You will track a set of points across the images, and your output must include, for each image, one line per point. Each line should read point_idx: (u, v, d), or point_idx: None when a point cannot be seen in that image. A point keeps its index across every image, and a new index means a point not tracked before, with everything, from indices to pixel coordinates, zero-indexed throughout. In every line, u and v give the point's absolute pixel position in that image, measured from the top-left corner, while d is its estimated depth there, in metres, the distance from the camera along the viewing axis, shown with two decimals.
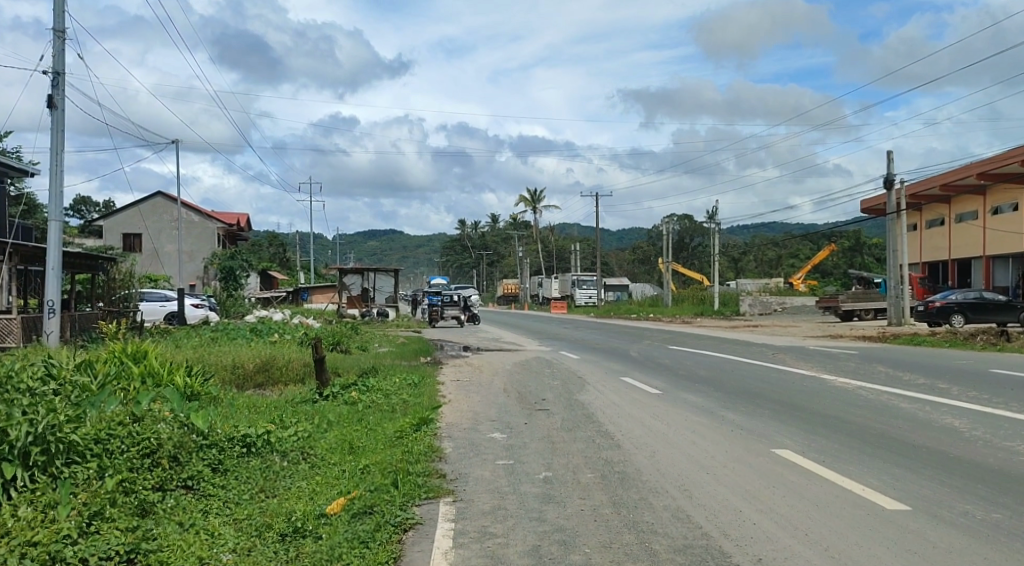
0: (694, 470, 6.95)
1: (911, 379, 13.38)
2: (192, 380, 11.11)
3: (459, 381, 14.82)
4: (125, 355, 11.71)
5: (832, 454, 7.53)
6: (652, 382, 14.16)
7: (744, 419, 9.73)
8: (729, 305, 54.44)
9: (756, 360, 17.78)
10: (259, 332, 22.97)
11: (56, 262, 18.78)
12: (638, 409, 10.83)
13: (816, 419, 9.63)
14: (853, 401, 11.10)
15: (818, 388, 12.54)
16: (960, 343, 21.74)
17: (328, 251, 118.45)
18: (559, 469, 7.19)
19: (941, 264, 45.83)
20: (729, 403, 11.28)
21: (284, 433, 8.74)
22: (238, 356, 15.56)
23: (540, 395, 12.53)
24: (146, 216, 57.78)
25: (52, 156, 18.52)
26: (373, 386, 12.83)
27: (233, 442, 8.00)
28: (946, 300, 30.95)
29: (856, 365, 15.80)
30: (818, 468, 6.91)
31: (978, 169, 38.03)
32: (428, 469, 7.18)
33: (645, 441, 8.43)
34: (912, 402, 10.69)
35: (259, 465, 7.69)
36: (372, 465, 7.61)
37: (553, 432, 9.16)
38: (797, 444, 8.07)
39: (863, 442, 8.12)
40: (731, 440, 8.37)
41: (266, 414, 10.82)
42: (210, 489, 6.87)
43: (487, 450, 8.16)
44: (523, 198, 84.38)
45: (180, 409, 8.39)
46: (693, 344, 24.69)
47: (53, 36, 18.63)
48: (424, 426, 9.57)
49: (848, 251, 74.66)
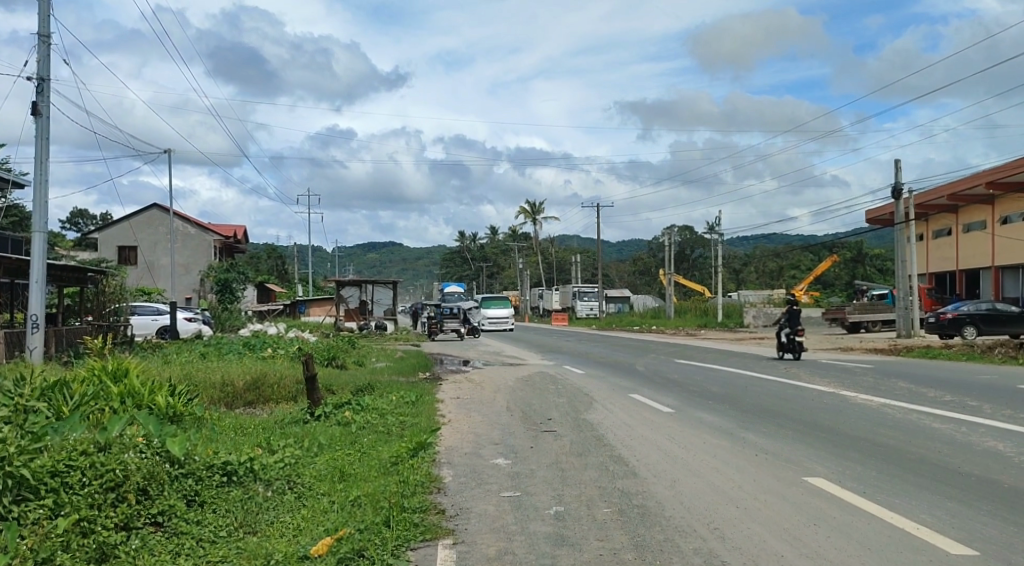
0: (721, 504, 6.25)
1: (938, 396, 12.65)
2: (176, 400, 10.44)
3: (460, 398, 14.13)
4: (105, 373, 11.00)
5: (871, 484, 6.83)
6: (663, 399, 13.46)
7: (767, 441, 9.03)
8: (733, 316, 53.80)
9: (769, 374, 17.06)
10: (253, 346, 22.30)
11: (40, 275, 18.11)
12: (651, 430, 10.10)
13: (845, 441, 8.92)
14: (880, 420, 10.37)
15: (839, 406, 11.81)
16: (978, 356, 21.01)
17: (327, 264, 118.14)
18: (571, 502, 6.45)
19: (949, 275, 45.18)
20: (747, 423, 10.55)
21: (269, 460, 8.00)
22: (228, 373, 14.85)
23: (544, 415, 11.84)
24: (139, 228, 57.04)
25: (36, 165, 17.86)
26: (368, 405, 12.09)
27: (212, 471, 7.24)
28: (958, 311, 30.30)
29: (873, 380, 15.11)
30: (859, 501, 6.23)
31: (986, 176, 37.47)
32: (424, 503, 6.45)
33: (662, 467, 7.73)
34: (945, 422, 9.94)
35: (240, 496, 6.95)
36: (363, 497, 6.89)
37: (562, 457, 8.43)
38: (831, 471, 7.34)
39: (901, 467, 7.47)
40: (757, 466, 7.66)
41: (252, 437, 10.10)
42: (182, 527, 6.10)
43: (491, 480, 7.43)
44: (523, 210, 84.12)
45: (156, 433, 7.65)
46: (701, 358, 23.98)
47: (38, 41, 18.00)
48: (422, 451, 8.83)
49: (849, 262, 74.07)
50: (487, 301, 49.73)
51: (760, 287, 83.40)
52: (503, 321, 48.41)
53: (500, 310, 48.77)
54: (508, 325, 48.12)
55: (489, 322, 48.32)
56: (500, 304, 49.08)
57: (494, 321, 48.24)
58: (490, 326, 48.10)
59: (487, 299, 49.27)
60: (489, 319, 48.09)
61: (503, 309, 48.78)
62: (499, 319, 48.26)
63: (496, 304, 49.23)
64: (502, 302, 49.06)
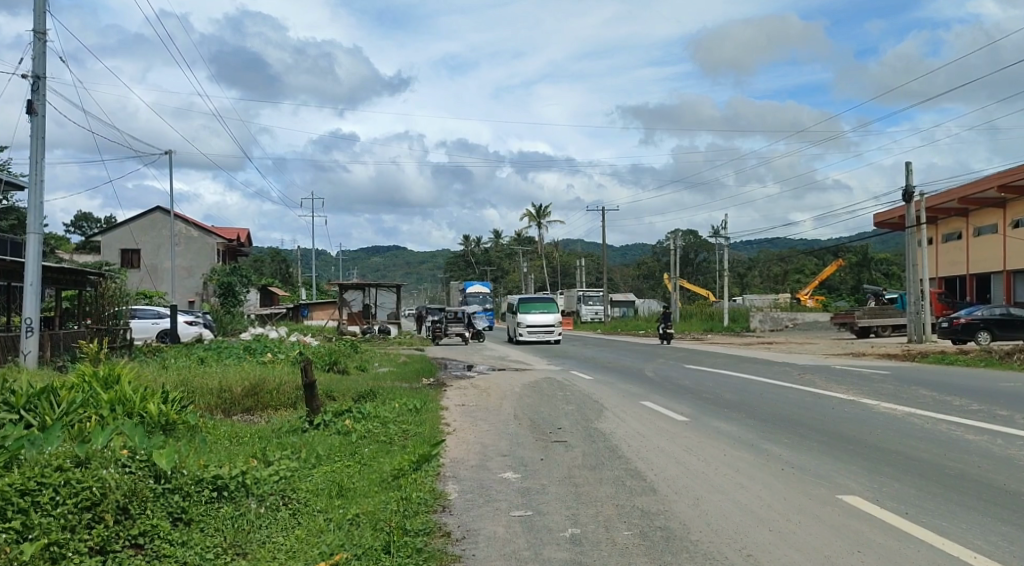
0: (752, 526, 5.76)
1: (964, 405, 12.06)
2: (168, 409, 10.00)
3: (466, 405, 13.67)
4: (95, 380, 10.52)
5: (913, 504, 6.33)
6: (676, 407, 12.94)
7: (791, 454, 8.51)
8: (740, 321, 53.32)
9: (782, 380, 16.57)
10: (253, 351, 21.85)
11: (34, 278, 17.64)
12: (667, 440, 9.61)
13: (875, 454, 8.41)
14: (908, 431, 9.83)
15: (862, 416, 11.26)
16: (996, 363, 20.42)
17: (331, 268, 118.02)
18: (588, 524, 5.95)
19: (959, 279, 44.69)
20: (768, 433, 9.99)
21: (263, 472, 7.49)
22: (225, 379, 14.38)
23: (553, 423, 11.31)
24: (145, 231, 56.73)
25: (31, 165, 17.42)
26: (370, 413, 11.59)
27: (201, 485, 6.70)
28: (971, 316, 29.64)
29: (894, 387, 14.58)
30: (902, 524, 5.76)
31: (998, 179, 36.96)
32: (428, 524, 5.95)
33: (684, 484, 7.21)
34: (979, 434, 9.41)
35: (231, 513, 6.44)
36: (362, 515, 6.38)
37: (575, 471, 7.90)
38: (867, 489, 6.83)
39: (940, 484, 6.98)
40: (784, 483, 7.16)
41: (246, 447, 9.64)
42: (166, 549, 5.59)
43: (499, 497, 6.91)
44: (529, 213, 83.56)
45: (141, 444, 7.14)
46: (711, 363, 23.50)
47: (34, 38, 17.58)
48: (425, 464, 8.31)
49: (855, 266, 73.25)
50: (526, 305, 38.27)
51: (766, 291, 83.09)
52: (548, 330, 37.30)
53: (543, 314, 37.61)
54: (554, 336, 37.11)
55: (528, 332, 37.26)
56: (542, 309, 37.89)
57: (534, 330, 37.14)
58: (528, 338, 37.18)
59: (526, 302, 38.06)
60: (528, 327, 37.14)
61: (547, 314, 37.56)
62: (542, 328, 37.17)
63: (537, 308, 38.03)
64: (545, 305, 37.85)
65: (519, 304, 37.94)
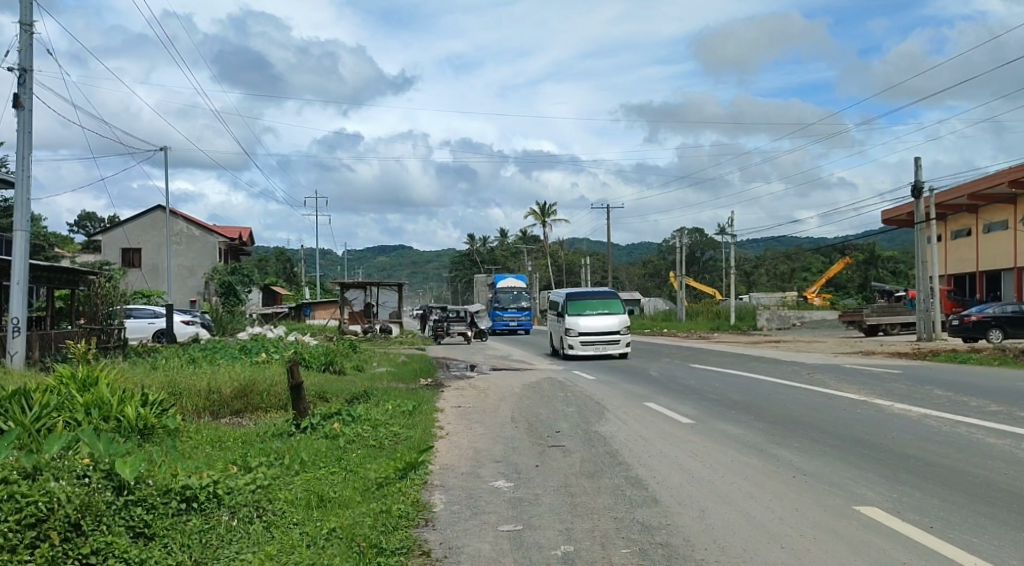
0: (763, 543, 5.23)
1: (984, 407, 11.41)
2: (147, 413, 9.46)
3: (462, 408, 13.11)
4: (72, 382, 9.97)
5: (937, 516, 5.81)
6: (682, 409, 12.32)
7: (805, 461, 7.93)
8: (746, 319, 52.58)
9: (789, 380, 15.98)
10: (249, 351, 21.34)
11: (21, 276, 17.19)
12: (672, 445, 9.05)
13: (894, 460, 7.82)
14: (928, 435, 9.23)
15: (877, 418, 10.68)
16: (1009, 362, 19.79)
17: (336, 267, 117.84)
18: (583, 540, 5.43)
19: (968, 276, 44.03)
20: (777, 438, 9.38)
21: (238, 481, 6.96)
22: (215, 380, 13.88)
23: (552, 427, 10.77)
24: (146, 230, 56.38)
25: (17, 160, 16.98)
26: (360, 416, 11.06)
27: (168, 496, 6.19)
28: (982, 313, 29.05)
29: (907, 387, 14.00)
30: (926, 540, 5.23)
31: (1008, 175, 36.26)
32: (407, 542, 5.45)
33: (688, 493, 6.68)
34: (1004, 438, 8.81)
35: (199, 527, 5.93)
36: (339, 530, 5.87)
37: (572, 479, 7.39)
38: (887, 500, 6.30)
39: (967, 494, 6.43)
40: (797, 492, 6.62)
41: (228, 452, 9.13)
42: None
43: (489, 509, 6.40)
44: (534, 212, 82.65)
45: (102, 450, 6.58)
46: (716, 362, 22.82)
47: (20, 30, 17.12)
48: (412, 472, 7.81)
49: (862, 264, 72.78)
50: (575, 303, 28.81)
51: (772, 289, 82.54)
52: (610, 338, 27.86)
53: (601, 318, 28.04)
54: (619, 347, 27.57)
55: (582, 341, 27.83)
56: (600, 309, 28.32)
57: (591, 339, 27.66)
58: (583, 349, 27.75)
59: (577, 301, 28.62)
60: (582, 336, 27.67)
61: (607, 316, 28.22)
62: (600, 336, 27.77)
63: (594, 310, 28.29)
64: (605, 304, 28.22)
65: (568, 303, 28.67)
